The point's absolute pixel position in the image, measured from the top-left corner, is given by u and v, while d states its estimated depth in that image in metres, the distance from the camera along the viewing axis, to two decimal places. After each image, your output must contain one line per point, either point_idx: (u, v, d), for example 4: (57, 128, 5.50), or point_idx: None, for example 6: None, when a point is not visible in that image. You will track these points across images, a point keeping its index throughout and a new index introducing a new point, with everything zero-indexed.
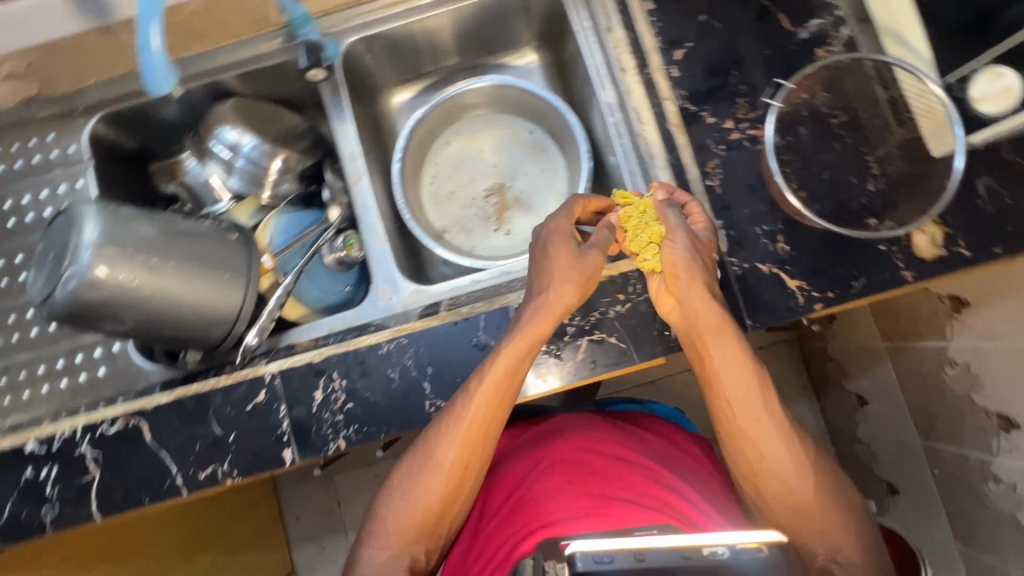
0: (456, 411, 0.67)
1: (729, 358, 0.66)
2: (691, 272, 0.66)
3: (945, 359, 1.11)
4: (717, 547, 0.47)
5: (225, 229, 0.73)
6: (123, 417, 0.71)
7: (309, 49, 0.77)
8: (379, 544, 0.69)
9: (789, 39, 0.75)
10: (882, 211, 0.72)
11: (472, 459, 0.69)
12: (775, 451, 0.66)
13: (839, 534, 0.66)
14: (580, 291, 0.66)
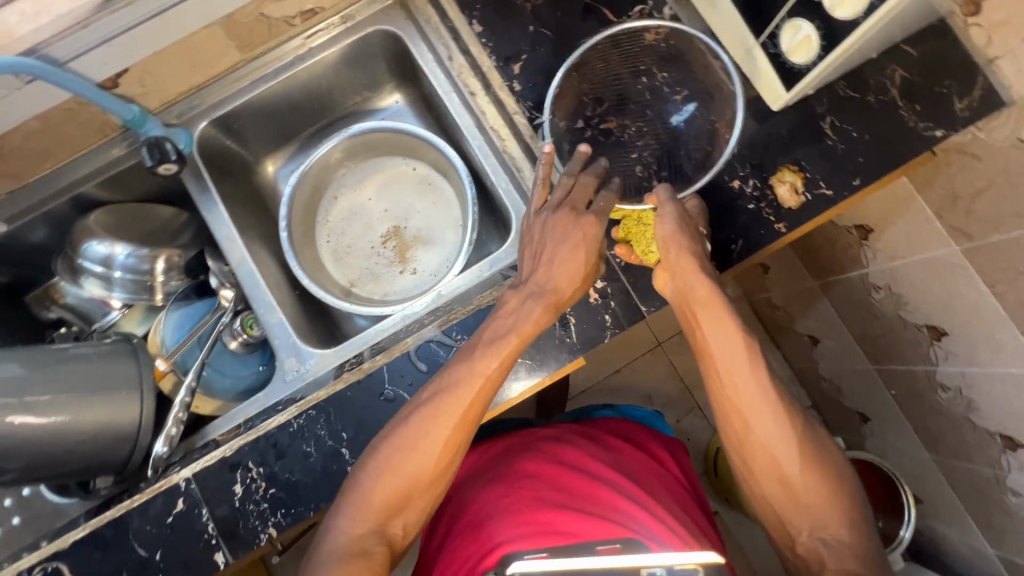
0: (442, 392, 0.65)
1: (713, 310, 0.66)
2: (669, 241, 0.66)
3: (870, 285, 1.11)
4: (655, 568, 0.54)
5: (108, 344, 0.71)
6: (39, 565, 0.67)
7: (151, 145, 0.76)
8: (354, 517, 0.64)
9: (618, 30, 0.77)
10: (744, 171, 0.74)
11: (459, 438, 0.66)
12: (767, 406, 0.65)
13: (827, 511, 0.65)
14: (577, 281, 0.67)
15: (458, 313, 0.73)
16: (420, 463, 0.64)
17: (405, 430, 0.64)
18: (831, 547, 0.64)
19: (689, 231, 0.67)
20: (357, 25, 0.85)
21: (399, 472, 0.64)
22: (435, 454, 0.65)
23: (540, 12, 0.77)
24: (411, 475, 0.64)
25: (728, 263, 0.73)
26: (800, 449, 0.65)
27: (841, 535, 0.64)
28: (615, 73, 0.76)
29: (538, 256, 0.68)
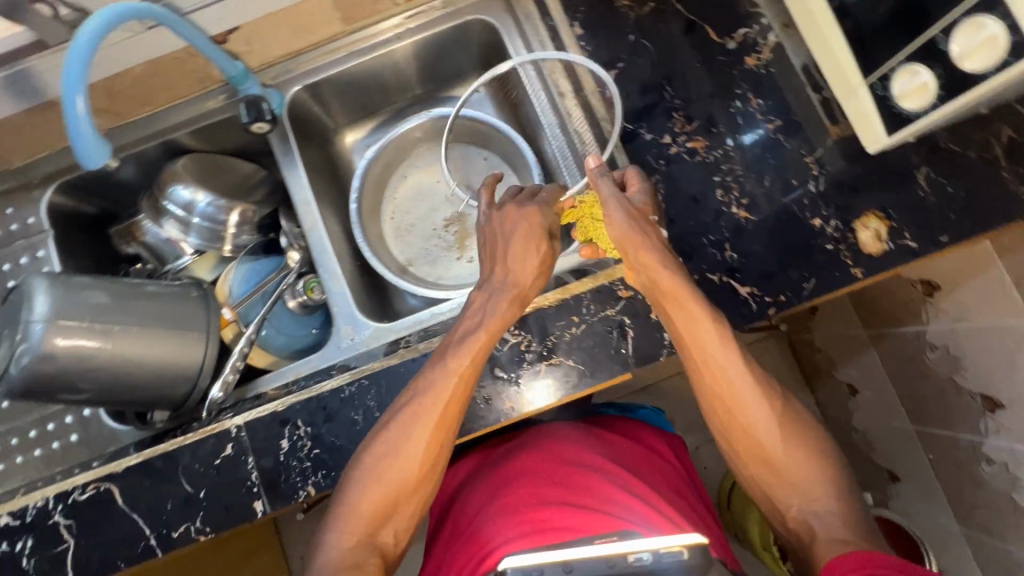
0: (420, 398, 0.66)
1: (690, 311, 0.64)
2: (622, 237, 0.65)
3: (925, 343, 1.08)
4: (641, 553, 0.57)
5: (185, 287, 0.74)
6: (93, 483, 0.71)
7: (247, 104, 0.78)
8: (345, 529, 0.66)
9: (718, 50, 0.76)
10: (827, 211, 0.72)
11: (443, 440, 0.67)
12: (744, 394, 0.66)
13: (816, 485, 0.65)
14: (535, 276, 0.71)
15: (520, 307, 0.73)
16: (403, 470, 0.66)
17: (386, 439, 0.66)
18: (823, 519, 0.64)
19: (649, 228, 0.66)
20: (457, 12, 0.86)
21: (383, 481, 0.66)
22: (418, 458, 0.67)
23: (642, 24, 0.77)
24: (397, 478, 0.66)
25: (797, 299, 0.70)
26: (776, 422, 0.66)
27: (831, 506, 0.64)
28: (709, 93, 0.75)
29: (500, 257, 0.71)
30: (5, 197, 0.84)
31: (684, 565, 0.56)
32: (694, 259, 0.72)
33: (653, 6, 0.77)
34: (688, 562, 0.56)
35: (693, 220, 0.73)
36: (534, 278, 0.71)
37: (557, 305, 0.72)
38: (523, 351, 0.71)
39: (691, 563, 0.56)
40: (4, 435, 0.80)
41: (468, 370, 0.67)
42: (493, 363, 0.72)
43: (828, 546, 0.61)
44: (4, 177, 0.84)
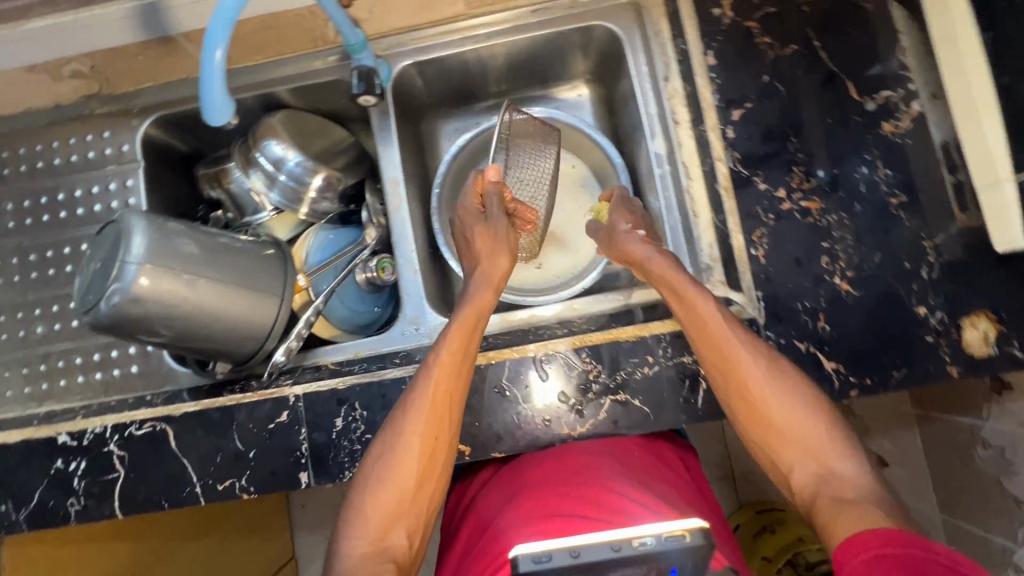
0: (416, 394, 0.66)
1: (692, 300, 0.65)
2: (637, 254, 0.71)
3: (978, 439, 1.01)
4: (645, 538, 0.48)
5: (262, 243, 0.74)
6: (150, 421, 0.73)
7: (362, 74, 0.77)
8: (355, 535, 0.63)
9: (855, 109, 0.71)
10: (935, 301, 0.68)
11: (444, 433, 0.66)
12: (746, 369, 0.63)
13: (818, 446, 0.61)
14: (508, 257, 0.76)
15: (596, 336, 0.71)
16: (407, 469, 0.64)
17: (388, 428, 0.66)
18: (835, 482, 0.58)
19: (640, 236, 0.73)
20: (583, 14, 0.82)
21: (388, 482, 0.64)
22: (418, 456, 0.65)
23: (781, 66, 0.72)
24: (403, 479, 0.64)
25: (884, 386, 0.68)
26: (768, 389, 0.63)
27: (844, 467, 0.59)
28: (835, 152, 0.71)
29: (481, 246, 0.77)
30: (103, 120, 0.84)
31: (690, 551, 0.47)
32: (784, 323, 0.69)
33: (797, 48, 0.72)
34: (693, 547, 0.47)
35: (791, 283, 0.70)
36: (507, 259, 0.76)
37: (633, 341, 0.71)
38: (590, 381, 0.70)
39: (698, 547, 0.47)
40: (68, 353, 0.82)
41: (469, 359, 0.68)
42: (558, 386, 0.70)
43: (833, 506, 0.56)
44: (105, 101, 0.84)
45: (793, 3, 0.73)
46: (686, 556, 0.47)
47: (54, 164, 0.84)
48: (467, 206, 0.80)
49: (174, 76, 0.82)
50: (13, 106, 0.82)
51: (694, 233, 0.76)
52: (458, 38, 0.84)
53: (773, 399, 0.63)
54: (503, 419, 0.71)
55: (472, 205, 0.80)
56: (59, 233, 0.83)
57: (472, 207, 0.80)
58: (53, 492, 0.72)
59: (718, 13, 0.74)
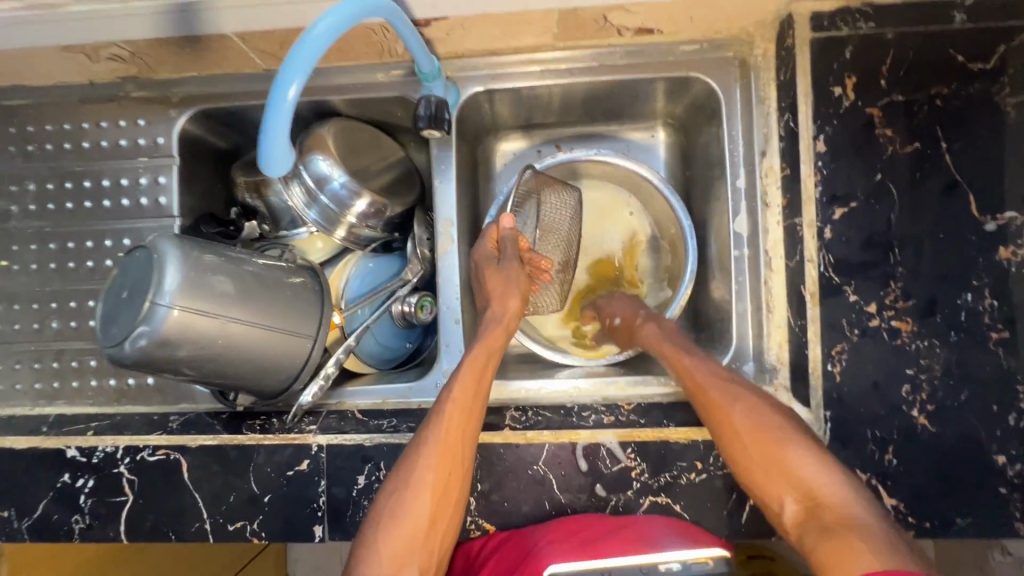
0: (432, 424, 0.62)
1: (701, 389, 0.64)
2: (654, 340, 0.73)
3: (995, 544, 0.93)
4: (672, 563, 0.59)
5: (294, 270, 0.68)
6: (164, 448, 0.69)
7: (431, 104, 0.68)
8: (367, 570, 0.58)
9: (970, 227, 0.63)
10: (1017, 451, 0.63)
11: (458, 467, 0.62)
12: (748, 436, 0.59)
13: (835, 507, 0.52)
14: (520, 297, 0.72)
15: (645, 432, 0.66)
16: (419, 502, 0.60)
17: (402, 462, 0.62)
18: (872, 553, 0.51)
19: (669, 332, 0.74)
20: (681, 64, 0.74)
21: (400, 516, 0.60)
22: (432, 491, 0.60)
23: (898, 166, 0.64)
24: (416, 513, 0.60)
25: (944, 531, 0.63)
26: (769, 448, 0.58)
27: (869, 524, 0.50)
28: (939, 272, 0.64)
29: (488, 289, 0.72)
30: (139, 107, 0.77)
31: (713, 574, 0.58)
32: (848, 448, 0.65)
33: (920, 148, 0.64)
34: (715, 571, 0.58)
35: (864, 407, 0.64)
36: (519, 297, 0.72)
37: (683, 444, 0.66)
38: (632, 478, 0.66)
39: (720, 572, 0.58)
40: (83, 353, 0.77)
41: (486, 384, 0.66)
42: (597, 478, 0.66)
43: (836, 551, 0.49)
44: (143, 85, 0.76)
45: (926, 95, 0.64)
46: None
47: (84, 147, 0.78)
48: (483, 253, 0.74)
49: (221, 71, 0.74)
50: (42, 79, 0.75)
51: (763, 328, 0.73)
52: (536, 69, 0.75)
53: (779, 449, 0.57)
54: (534, 503, 0.67)
55: (488, 252, 0.74)
56: (85, 223, 0.78)
57: (486, 253, 0.74)
58: (57, 507, 0.69)
59: (838, 92, 0.65)
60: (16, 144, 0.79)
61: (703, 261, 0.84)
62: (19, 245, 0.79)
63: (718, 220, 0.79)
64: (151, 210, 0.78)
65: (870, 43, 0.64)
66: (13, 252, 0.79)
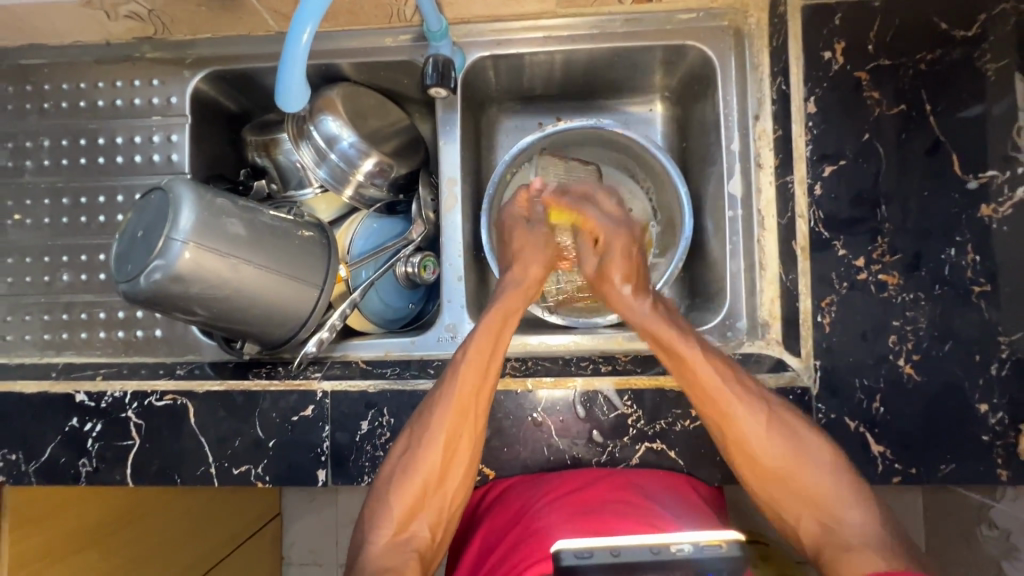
0: (446, 388, 0.63)
1: (691, 368, 0.63)
2: (618, 249, 0.70)
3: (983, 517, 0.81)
4: (683, 543, 0.44)
5: (303, 224, 0.70)
6: (172, 393, 0.71)
7: (438, 64, 0.71)
8: (381, 524, 0.60)
9: (953, 184, 0.65)
10: (999, 400, 0.64)
11: (470, 427, 0.63)
12: (743, 429, 0.62)
13: (823, 493, 0.60)
14: (544, 265, 0.74)
15: (640, 380, 0.69)
16: (431, 460, 0.62)
17: (417, 425, 0.63)
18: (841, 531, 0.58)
19: (634, 241, 0.71)
20: (678, 32, 0.77)
21: (413, 473, 0.61)
22: (442, 449, 0.62)
23: (884, 126, 0.67)
24: (429, 469, 0.61)
25: (929, 477, 0.65)
26: (773, 444, 0.61)
27: (852, 517, 0.58)
28: (925, 228, 0.66)
29: (517, 250, 0.75)
30: (152, 67, 0.79)
31: (728, 561, 0.43)
32: (837, 397, 0.67)
33: (906, 110, 0.67)
34: (731, 556, 0.43)
35: (852, 357, 0.67)
36: (543, 264, 0.74)
37: (678, 392, 0.68)
38: (629, 424, 0.68)
39: (735, 559, 0.43)
40: (92, 306, 0.79)
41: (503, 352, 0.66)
42: (594, 424, 0.68)
43: (846, 558, 0.55)
44: (158, 46, 0.78)
45: (912, 60, 0.67)
46: (724, 566, 0.43)
47: (99, 105, 0.80)
48: (513, 215, 0.76)
49: (236, 33, 0.77)
50: (61, 38, 0.78)
51: (756, 285, 0.76)
52: (539, 36, 0.78)
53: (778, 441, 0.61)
54: (533, 450, 0.69)
55: (517, 212, 0.76)
56: (99, 179, 0.81)
57: (517, 214, 0.76)
58: (64, 450, 0.70)
59: (828, 56, 0.69)
60: (31, 101, 0.81)
61: (700, 228, 0.86)
62: (32, 199, 0.81)
63: (713, 185, 0.81)
64: (163, 167, 0.80)
65: (857, 11, 0.68)
66: (26, 206, 0.81)
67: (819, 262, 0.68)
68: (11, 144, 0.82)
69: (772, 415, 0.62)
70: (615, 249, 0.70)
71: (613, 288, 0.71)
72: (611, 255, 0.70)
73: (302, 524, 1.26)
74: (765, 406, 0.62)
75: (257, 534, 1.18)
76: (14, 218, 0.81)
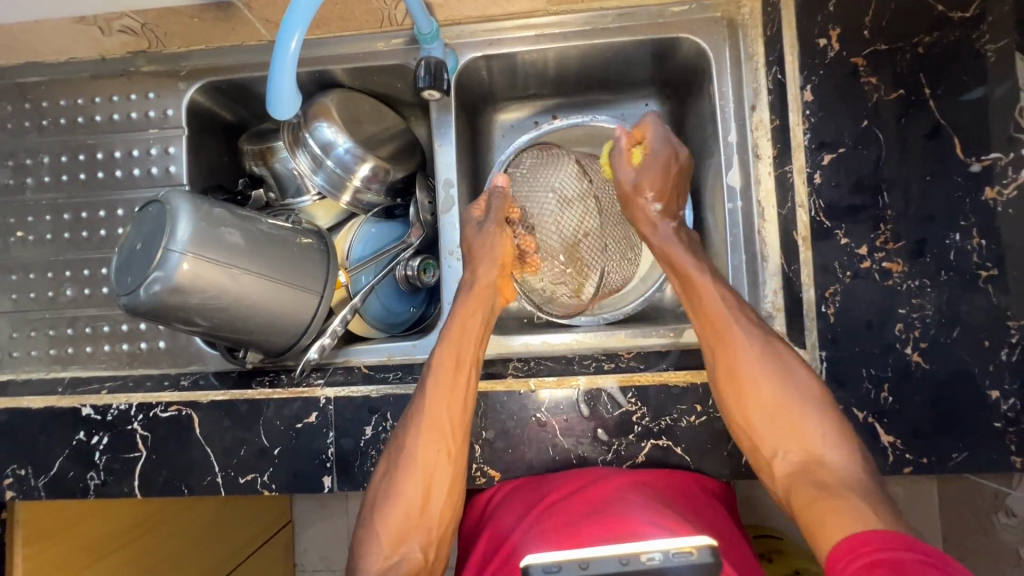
0: (418, 407, 0.64)
1: (698, 288, 0.66)
2: (657, 164, 0.69)
3: (1000, 505, 0.78)
4: (652, 552, 0.42)
5: (299, 232, 0.70)
6: (176, 404, 0.71)
7: (430, 66, 0.71)
8: (370, 550, 0.60)
9: (956, 168, 0.63)
10: (1011, 386, 0.62)
11: (448, 447, 0.62)
12: (739, 353, 0.62)
13: (800, 428, 0.59)
14: (498, 266, 0.71)
15: (644, 377, 0.68)
16: (412, 480, 0.61)
17: (394, 448, 0.63)
18: (821, 471, 0.57)
19: (674, 163, 0.70)
20: (671, 25, 0.77)
21: (398, 497, 0.61)
22: (422, 470, 0.62)
23: (884, 112, 0.66)
24: (412, 491, 0.61)
25: (940, 467, 0.64)
26: (761, 371, 0.61)
27: (833, 458, 0.57)
28: (928, 214, 0.65)
29: (471, 261, 0.71)
30: (148, 80, 0.80)
31: (699, 568, 0.41)
32: (844, 388, 0.66)
33: (904, 95, 0.66)
34: (701, 564, 0.41)
35: (858, 347, 0.66)
36: (494, 268, 0.71)
37: (683, 387, 0.67)
38: (633, 422, 0.68)
39: (707, 565, 0.41)
40: (96, 320, 0.80)
41: (474, 361, 0.66)
42: (599, 423, 0.68)
43: (816, 501, 0.54)
44: (152, 59, 0.79)
45: (910, 43, 0.66)
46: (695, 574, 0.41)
47: (95, 121, 0.81)
48: (467, 219, 0.74)
49: (229, 44, 0.77)
50: (57, 55, 0.78)
51: (758, 278, 0.76)
52: (531, 34, 0.78)
53: (776, 393, 0.60)
54: (538, 450, 0.68)
55: (471, 215, 0.74)
56: (98, 193, 0.81)
57: (470, 216, 0.74)
58: (72, 463, 0.71)
59: (823, 43, 0.68)
60: (30, 119, 0.82)
61: (700, 220, 0.85)
62: (34, 216, 0.82)
63: (712, 178, 0.81)
64: (161, 179, 0.80)
65: None
66: (28, 223, 0.82)
67: (819, 249, 0.68)
68: (12, 162, 0.82)
69: (768, 346, 0.62)
70: (654, 163, 0.69)
71: (644, 204, 0.70)
72: (649, 169, 0.69)
73: (314, 531, 1.25)
74: (764, 336, 0.63)
75: (266, 544, 1.17)
76: (17, 235, 0.82)
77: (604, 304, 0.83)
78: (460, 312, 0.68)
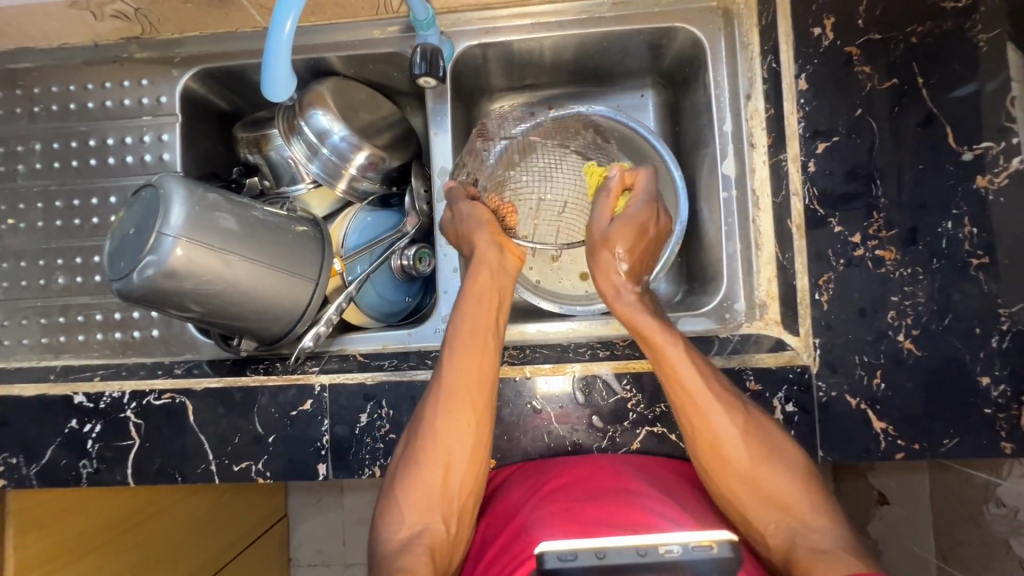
0: (439, 376, 0.63)
1: (670, 359, 0.60)
2: (634, 223, 0.64)
3: (990, 496, 0.79)
4: (671, 544, 0.41)
5: (294, 220, 0.70)
6: (170, 392, 0.71)
7: (426, 52, 0.70)
8: (392, 522, 0.58)
9: (947, 157, 0.64)
10: (1001, 372, 0.63)
11: (470, 419, 0.61)
12: (715, 428, 0.58)
13: (795, 498, 0.56)
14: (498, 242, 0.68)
15: (639, 364, 0.68)
16: (433, 454, 0.60)
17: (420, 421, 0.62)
18: (811, 531, 0.54)
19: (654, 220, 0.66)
20: (665, 15, 0.77)
21: (419, 471, 0.59)
22: (442, 441, 0.60)
23: (877, 100, 0.67)
24: (433, 463, 0.59)
25: (932, 453, 0.65)
26: (745, 443, 0.58)
27: (825, 522, 0.54)
28: (919, 202, 0.65)
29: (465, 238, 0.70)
30: (141, 67, 0.79)
31: (719, 563, 0.40)
32: (837, 374, 0.67)
33: (898, 84, 0.66)
34: (720, 558, 0.40)
35: (851, 334, 0.66)
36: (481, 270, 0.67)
37: None
38: (628, 409, 0.68)
39: (727, 560, 0.40)
40: (90, 308, 0.80)
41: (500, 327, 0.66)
42: (594, 409, 0.68)
43: (812, 555, 0.50)
44: (146, 46, 0.78)
45: (903, 33, 0.66)
46: (714, 568, 0.40)
47: (88, 107, 0.80)
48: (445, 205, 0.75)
49: (223, 30, 0.77)
50: (49, 40, 0.78)
51: (752, 266, 0.77)
52: (526, 23, 0.78)
53: (762, 467, 0.57)
54: (533, 437, 0.69)
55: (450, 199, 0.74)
56: (90, 181, 0.81)
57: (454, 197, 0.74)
58: (65, 452, 0.71)
59: (818, 32, 0.68)
60: (21, 105, 0.81)
61: (695, 210, 0.85)
62: (25, 204, 0.81)
63: (707, 167, 0.82)
64: (155, 166, 0.80)
65: None
66: (19, 210, 0.81)
67: (812, 237, 0.68)
68: (3, 149, 0.82)
69: (748, 421, 0.59)
70: (629, 220, 0.64)
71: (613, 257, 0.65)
72: (621, 224, 0.64)
73: (309, 525, 1.25)
74: (740, 408, 0.60)
75: (259, 538, 1.17)
76: (8, 222, 0.81)
77: (594, 295, 0.83)
78: (473, 285, 0.66)
